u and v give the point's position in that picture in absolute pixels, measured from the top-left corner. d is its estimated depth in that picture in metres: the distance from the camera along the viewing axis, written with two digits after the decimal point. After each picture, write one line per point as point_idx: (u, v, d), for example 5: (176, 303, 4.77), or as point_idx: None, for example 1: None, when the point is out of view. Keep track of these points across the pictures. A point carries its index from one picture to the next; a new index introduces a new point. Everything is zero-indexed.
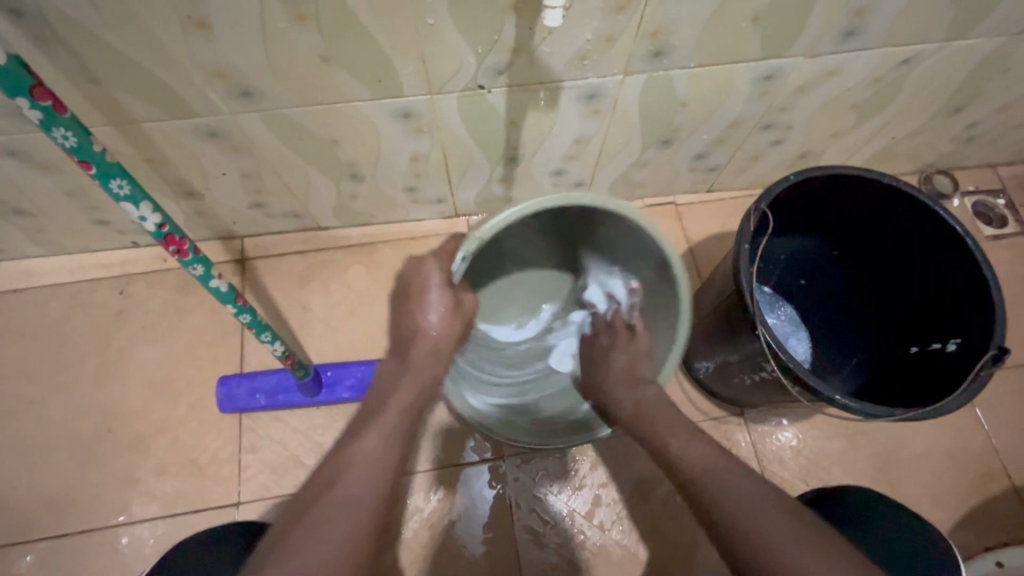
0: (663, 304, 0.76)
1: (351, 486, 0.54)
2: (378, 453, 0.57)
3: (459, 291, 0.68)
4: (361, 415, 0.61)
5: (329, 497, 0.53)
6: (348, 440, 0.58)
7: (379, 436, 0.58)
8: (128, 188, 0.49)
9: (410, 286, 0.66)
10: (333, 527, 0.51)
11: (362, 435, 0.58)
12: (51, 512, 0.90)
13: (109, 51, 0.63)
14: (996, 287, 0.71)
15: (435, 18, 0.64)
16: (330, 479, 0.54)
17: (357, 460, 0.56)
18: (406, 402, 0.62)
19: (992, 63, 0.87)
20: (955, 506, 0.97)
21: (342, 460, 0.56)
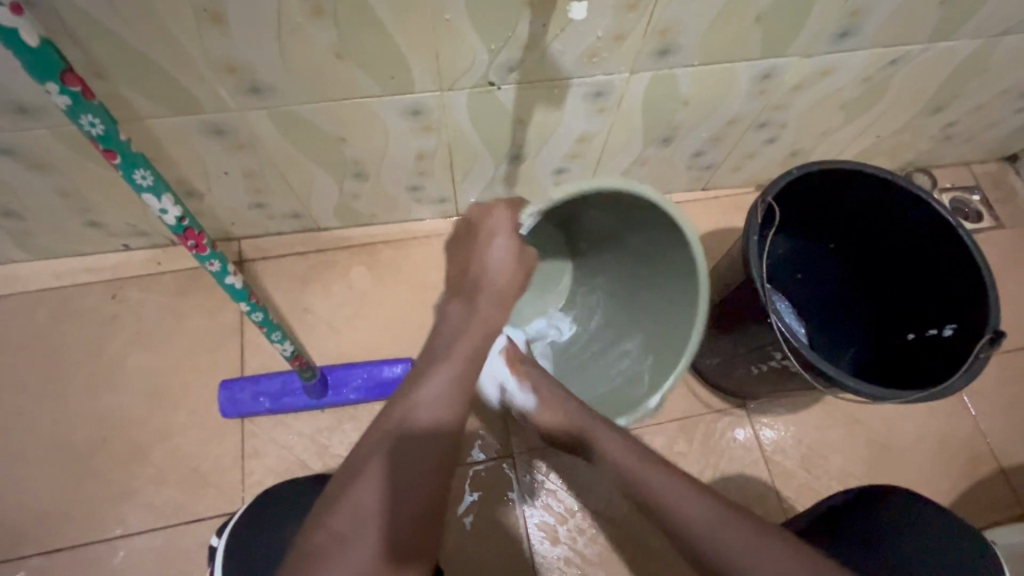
0: (682, 290, 0.76)
1: (419, 429, 0.52)
2: (441, 401, 0.54)
3: (522, 240, 0.67)
4: (424, 357, 0.58)
5: (398, 438, 0.51)
6: (416, 382, 0.55)
7: (448, 380, 0.55)
8: (152, 179, 0.47)
9: (475, 231, 0.66)
10: (399, 478, 0.49)
11: (429, 379, 0.55)
12: (43, 526, 0.86)
13: (119, 44, 0.61)
14: (987, 272, 0.75)
15: (452, 13, 0.64)
16: (398, 422, 0.52)
17: (426, 404, 0.53)
18: (467, 350, 0.59)
19: (972, 63, 0.91)
20: (949, 490, 1.01)
21: (407, 404, 0.53)
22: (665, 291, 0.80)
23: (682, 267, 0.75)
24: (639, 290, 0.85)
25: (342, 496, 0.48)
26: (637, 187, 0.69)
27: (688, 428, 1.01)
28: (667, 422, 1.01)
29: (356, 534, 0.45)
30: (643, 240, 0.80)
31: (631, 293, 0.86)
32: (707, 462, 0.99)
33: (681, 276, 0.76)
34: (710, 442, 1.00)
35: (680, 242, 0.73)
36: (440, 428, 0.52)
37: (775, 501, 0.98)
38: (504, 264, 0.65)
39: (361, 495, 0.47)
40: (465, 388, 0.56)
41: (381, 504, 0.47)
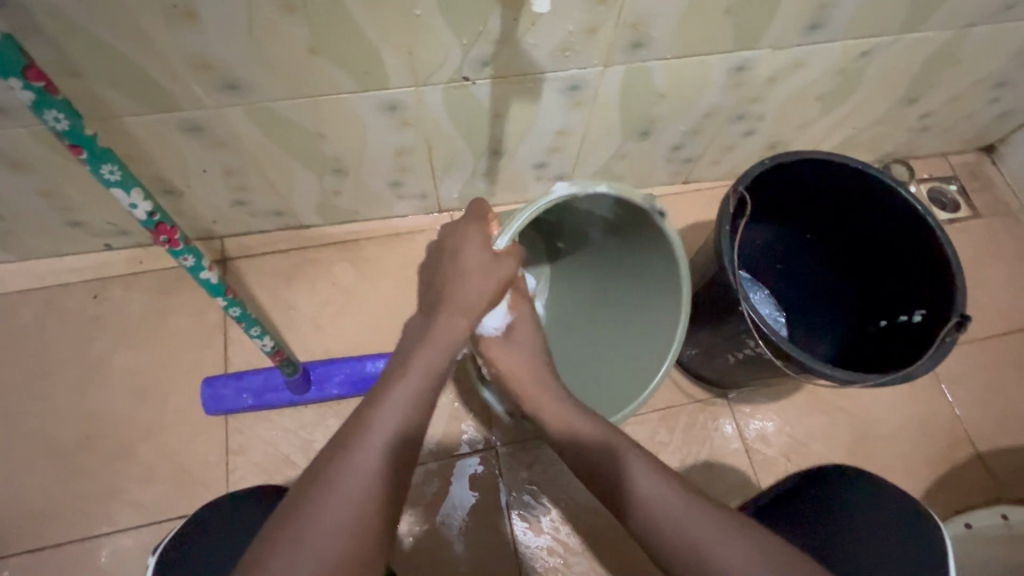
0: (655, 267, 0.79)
1: (371, 449, 0.52)
2: (398, 418, 0.55)
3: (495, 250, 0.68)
4: (380, 379, 0.59)
5: (350, 459, 0.51)
6: (372, 403, 0.56)
7: (404, 402, 0.56)
8: (120, 174, 0.48)
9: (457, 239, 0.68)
10: (353, 495, 0.49)
11: (385, 400, 0.56)
12: (28, 525, 0.87)
13: (91, 42, 0.62)
14: (953, 257, 0.76)
15: (424, 9, 0.65)
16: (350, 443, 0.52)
17: (379, 426, 0.54)
18: (425, 364, 0.60)
19: (943, 54, 0.93)
20: (927, 474, 1.03)
21: (362, 425, 0.54)
22: (644, 302, 0.82)
23: (666, 278, 0.77)
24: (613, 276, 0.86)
25: (289, 515, 0.47)
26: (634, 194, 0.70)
27: (670, 418, 1.02)
28: (649, 413, 1.02)
29: (300, 553, 0.45)
30: (632, 250, 0.82)
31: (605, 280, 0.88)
32: (689, 451, 1.01)
33: (666, 287, 0.78)
34: (693, 432, 1.02)
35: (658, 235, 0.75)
36: (394, 450, 0.53)
37: (756, 488, 1.00)
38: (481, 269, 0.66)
39: (308, 515, 0.47)
40: (422, 406, 0.58)
41: (334, 524, 0.47)
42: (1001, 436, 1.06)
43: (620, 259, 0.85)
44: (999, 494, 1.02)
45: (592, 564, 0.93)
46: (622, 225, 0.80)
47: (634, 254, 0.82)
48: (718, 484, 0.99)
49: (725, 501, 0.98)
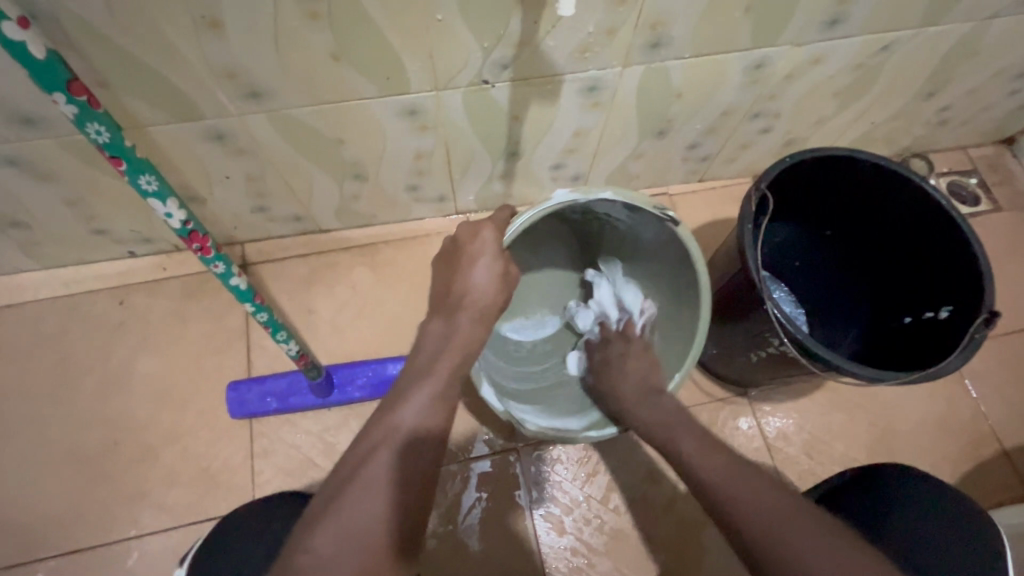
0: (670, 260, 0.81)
1: (395, 449, 0.55)
2: (421, 418, 0.58)
3: (506, 262, 0.69)
4: (401, 383, 0.62)
5: (377, 460, 0.54)
6: (393, 406, 0.59)
7: (424, 404, 0.59)
8: (156, 184, 0.48)
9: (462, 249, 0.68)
10: (384, 492, 0.52)
11: (406, 402, 0.59)
12: (59, 529, 0.88)
13: (119, 53, 0.63)
14: (981, 253, 0.76)
15: (445, 14, 0.65)
16: (377, 447, 0.56)
17: (404, 428, 0.57)
18: (448, 367, 0.62)
19: (963, 47, 0.92)
20: (951, 472, 1.02)
21: (386, 428, 0.57)
22: (667, 312, 0.85)
23: (686, 286, 0.80)
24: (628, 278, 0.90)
25: (325, 514, 0.51)
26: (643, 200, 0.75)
27: (690, 417, 1.02)
28: None
29: (339, 548, 0.49)
30: (653, 260, 0.85)
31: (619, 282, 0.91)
32: None
33: (687, 296, 0.81)
34: (713, 431, 1.01)
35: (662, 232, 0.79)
36: (416, 450, 0.56)
37: (778, 486, 0.99)
38: (486, 281, 0.67)
39: (343, 512, 0.51)
40: (444, 406, 0.61)
41: (368, 517, 0.51)
42: None
43: (644, 271, 0.88)
44: None
45: (614, 564, 0.93)
46: (642, 236, 0.83)
47: (657, 264, 0.85)
48: None
49: None
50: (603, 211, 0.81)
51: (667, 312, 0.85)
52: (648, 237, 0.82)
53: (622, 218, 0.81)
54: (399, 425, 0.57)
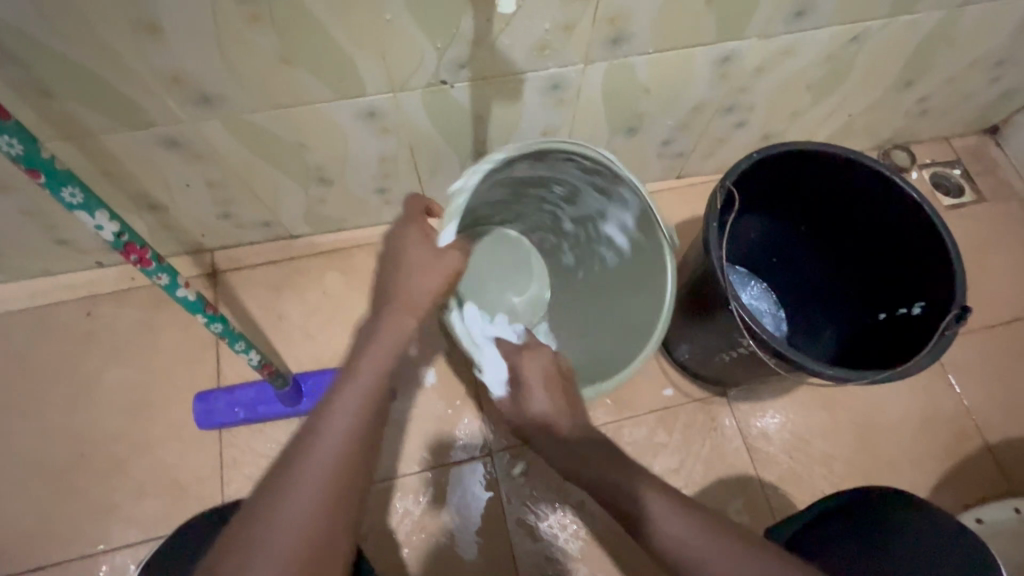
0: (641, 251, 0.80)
1: (321, 442, 0.50)
2: (353, 409, 0.52)
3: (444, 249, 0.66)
4: (335, 376, 0.56)
5: (310, 455, 0.49)
6: (326, 397, 0.54)
7: (358, 395, 0.53)
8: (81, 196, 0.48)
9: (409, 253, 0.65)
10: (314, 490, 0.47)
11: (338, 393, 0.53)
12: (26, 544, 0.87)
13: (57, 60, 0.61)
14: (953, 247, 0.74)
15: (393, 13, 0.64)
16: (306, 439, 0.50)
17: (332, 420, 0.51)
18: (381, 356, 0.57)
19: (938, 36, 0.90)
20: (935, 468, 1.00)
21: (315, 421, 0.51)
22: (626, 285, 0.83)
23: (648, 246, 0.78)
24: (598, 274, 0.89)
25: (243, 515, 0.47)
26: (596, 153, 0.72)
27: (668, 419, 1.00)
28: (646, 414, 1.00)
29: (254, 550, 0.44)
30: (610, 219, 0.83)
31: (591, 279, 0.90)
32: (689, 451, 0.99)
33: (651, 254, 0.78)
34: (692, 431, 1.00)
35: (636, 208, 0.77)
36: (348, 446, 0.50)
37: (758, 487, 0.97)
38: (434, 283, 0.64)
39: (260, 511, 0.46)
40: (381, 396, 0.55)
41: (293, 521, 0.45)
42: (1012, 426, 1.03)
43: (599, 240, 0.87)
44: (1010, 486, 0.99)
45: (590, 569, 0.91)
46: (598, 195, 0.80)
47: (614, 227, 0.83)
48: (720, 485, 0.97)
49: (726, 501, 0.96)
50: (551, 174, 0.78)
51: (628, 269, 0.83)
52: (602, 195, 0.80)
53: (573, 178, 0.79)
54: (332, 417, 0.51)
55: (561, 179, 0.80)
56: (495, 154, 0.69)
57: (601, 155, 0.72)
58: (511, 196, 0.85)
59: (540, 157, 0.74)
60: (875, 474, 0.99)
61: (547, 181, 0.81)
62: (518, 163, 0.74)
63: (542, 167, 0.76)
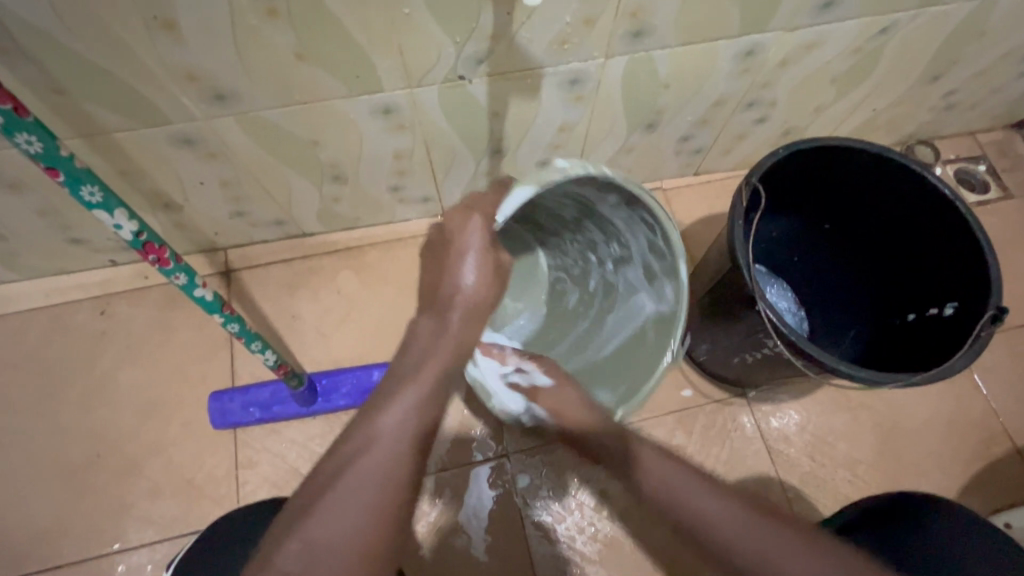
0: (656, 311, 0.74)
1: (379, 452, 0.50)
2: (407, 423, 0.52)
3: (498, 252, 0.63)
4: (382, 386, 0.56)
5: (361, 464, 0.49)
6: (378, 406, 0.53)
7: (409, 405, 0.53)
8: (100, 195, 0.48)
9: (449, 242, 0.61)
10: (362, 502, 0.47)
11: (392, 402, 0.53)
12: (43, 543, 0.87)
13: (72, 57, 0.60)
14: (987, 246, 0.72)
15: (411, 7, 0.62)
16: (354, 450, 0.50)
17: (387, 431, 0.51)
18: (433, 375, 0.56)
19: (967, 27, 0.87)
20: (961, 472, 0.98)
21: (368, 432, 0.51)
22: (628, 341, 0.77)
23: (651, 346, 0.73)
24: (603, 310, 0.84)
25: (291, 529, 0.46)
26: (676, 242, 0.67)
27: (686, 420, 0.99)
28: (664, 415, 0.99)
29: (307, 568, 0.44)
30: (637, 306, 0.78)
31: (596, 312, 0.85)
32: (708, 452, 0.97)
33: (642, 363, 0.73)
34: (710, 433, 0.98)
35: (667, 269, 0.71)
36: (400, 456, 0.50)
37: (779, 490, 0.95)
38: (474, 284, 0.60)
39: (312, 527, 0.46)
40: (434, 409, 0.55)
41: (340, 535, 0.46)
42: None
43: (618, 280, 0.81)
44: None
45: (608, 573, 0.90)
46: (645, 275, 0.76)
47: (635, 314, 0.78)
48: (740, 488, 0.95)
49: None
50: (620, 224, 0.73)
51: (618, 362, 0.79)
52: (649, 277, 0.75)
53: (633, 245, 0.75)
54: (382, 429, 0.51)
55: (623, 238, 0.75)
56: (604, 169, 0.62)
57: (677, 249, 0.67)
58: (568, 218, 0.79)
59: (624, 205, 0.68)
60: (901, 477, 0.97)
61: (608, 229, 0.76)
62: (601, 192, 0.68)
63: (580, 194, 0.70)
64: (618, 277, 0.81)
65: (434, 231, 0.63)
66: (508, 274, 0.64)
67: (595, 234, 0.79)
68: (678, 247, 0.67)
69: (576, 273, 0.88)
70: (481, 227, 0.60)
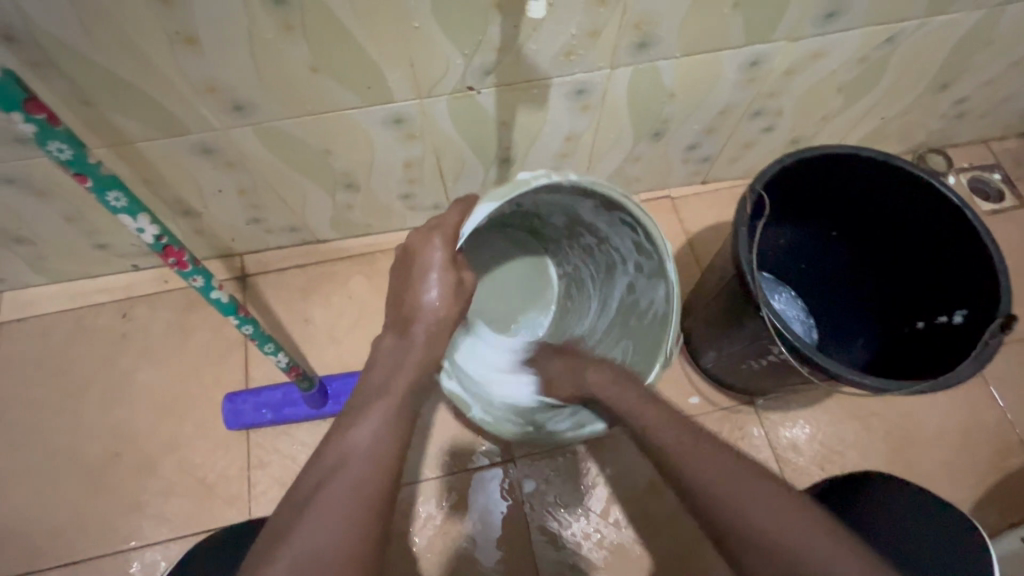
0: (649, 314, 0.74)
1: (353, 468, 0.51)
2: (376, 437, 0.53)
3: (461, 271, 0.66)
4: (353, 405, 0.57)
5: (336, 480, 0.50)
6: (345, 427, 0.55)
7: (378, 420, 0.55)
8: (125, 201, 0.50)
9: (410, 261, 0.65)
10: (340, 515, 0.47)
11: (359, 420, 0.55)
12: (61, 539, 0.90)
13: (99, 71, 0.64)
14: (997, 253, 0.71)
15: (421, 21, 0.65)
16: (328, 469, 0.51)
17: (358, 447, 0.52)
18: (398, 388, 0.59)
19: (976, 36, 0.87)
20: (976, 484, 0.96)
21: (338, 450, 0.52)
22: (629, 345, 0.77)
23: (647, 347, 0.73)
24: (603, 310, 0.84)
25: (274, 553, 0.45)
26: (661, 241, 0.67)
27: None
28: None
29: None
30: (638, 300, 0.77)
31: (598, 312, 0.85)
32: None
33: (644, 357, 0.73)
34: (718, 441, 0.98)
35: (655, 267, 0.71)
36: (375, 466, 0.51)
37: None
38: (438, 300, 0.64)
39: (295, 543, 0.45)
40: (400, 423, 0.56)
41: (321, 547, 0.45)
42: None
43: (613, 279, 0.82)
44: None
45: None
46: (638, 274, 0.76)
47: (635, 306, 0.78)
48: None
49: None
50: (605, 224, 0.74)
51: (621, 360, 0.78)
52: (642, 275, 0.75)
53: (622, 245, 0.75)
54: (352, 445, 0.52)
55: (612, 237, 0.76)
56: (572, 175, 0.62)
57: (662, 247, 0.67)
58: (565, 221, 0.81)
59: (605, 209, 0.70)
60: None
61: (598, 231, 0.77)
62: (581, 198, 0.69)
63: (567, 200, 0.72)
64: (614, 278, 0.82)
65: (398, 251, 0.67)
66: (468, 292, 0.67)
67: (591, 236, 0.81)
68: (664, 245, 0.67)
69: (581, 275, 0.90)
70: (442, 245, 0.63)
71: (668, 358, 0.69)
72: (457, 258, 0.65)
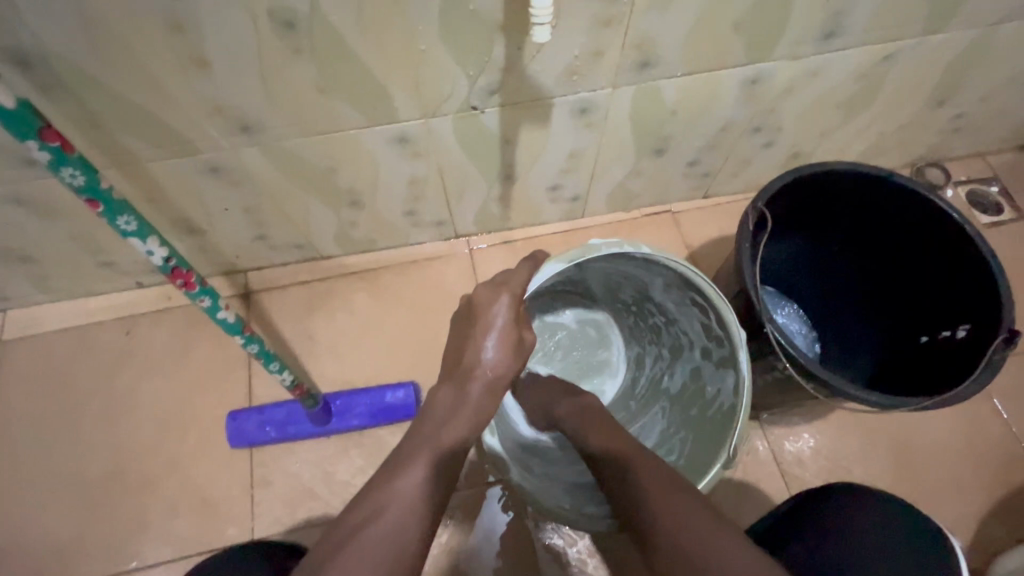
0: (719, 401, 0.74)
1: (390, 516, 0.50)
2: (413, 488, 0.53)
3: (522, 330, 0.67)
4: (397, 447, 0.57)
5: (366, 525, 0.49)
6: (388, 468, 0.54)
7: (418, 469, 0.54)
8: (135, 223, 0.51)
9: (478, 317, 0.65)
10: (370, 560, 0.47)
11: (399, 467, 0.54)
12: (62, 560, 0.89)
13: (110, 94, 0.65)
14: (998, 269, 0.72)
15: (428, 43, 0.66)
16: (358, 515, 0.50)
17: (401, 491, 0.52)
18: (438, 440, 0.58)
19: (971, 53, 0.89)
20: (983, 499, 0.95)
21: (372, 496, 0.52)
22: (697, 431, 0.75)
23: (715, 430, 0.71)
24: (667, 400, 0.85)
25: None
26: (734, 329, 0.69)
27: None
28: None
29: None
30: (704, 387, 0.78)
31: (664, 400, 0.85)
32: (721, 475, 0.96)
33: (705, 451, 0.71)
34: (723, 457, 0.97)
35: (725, 351, 0.72)
36: (410, 519, 0.51)
37: None
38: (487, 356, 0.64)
39: None
40: (439, 479, 0.55)
41: None
42: None
43: (679, 365, 0.84)
44: None
45: None
46: (706, 359, 0.78)
47: (701, 394, 0.78)
48: (754, 511, 0.94)
49: None
50: (674, 306, 0.79)
51: (685, 447, 0.76)
52: (710, 362, 0.77)
53: (692, 328, 0.78)
54: (388, 492, 0.52)
55: (681, 320, 0.80)
56: (642, 248, 0.70)
57: (736, 334, 0.69)
58: (630, 299, 0.87)
59: (678, 287, 0.74)
60: (920, 502, 0.95)
61: (666, 311, 0.81)
62: (650, 273, 0.75)
63: (636, 276, 0.78)
64: (680, 363, 0.84)
65: (462, 304, 0.68)
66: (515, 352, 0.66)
67: (659, 318, 0.84)
68: (738, 331, 0.69)
69: (642, 360, 0.92)
70: (509, 304, 0.65)
71: (733, 455, 0.66)
72: (521, 317, 0.66)
